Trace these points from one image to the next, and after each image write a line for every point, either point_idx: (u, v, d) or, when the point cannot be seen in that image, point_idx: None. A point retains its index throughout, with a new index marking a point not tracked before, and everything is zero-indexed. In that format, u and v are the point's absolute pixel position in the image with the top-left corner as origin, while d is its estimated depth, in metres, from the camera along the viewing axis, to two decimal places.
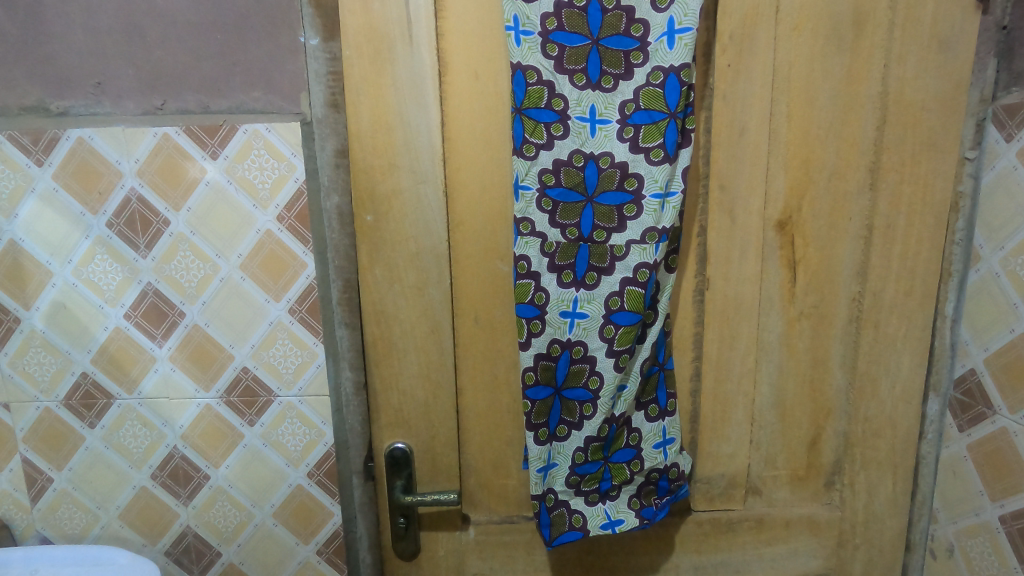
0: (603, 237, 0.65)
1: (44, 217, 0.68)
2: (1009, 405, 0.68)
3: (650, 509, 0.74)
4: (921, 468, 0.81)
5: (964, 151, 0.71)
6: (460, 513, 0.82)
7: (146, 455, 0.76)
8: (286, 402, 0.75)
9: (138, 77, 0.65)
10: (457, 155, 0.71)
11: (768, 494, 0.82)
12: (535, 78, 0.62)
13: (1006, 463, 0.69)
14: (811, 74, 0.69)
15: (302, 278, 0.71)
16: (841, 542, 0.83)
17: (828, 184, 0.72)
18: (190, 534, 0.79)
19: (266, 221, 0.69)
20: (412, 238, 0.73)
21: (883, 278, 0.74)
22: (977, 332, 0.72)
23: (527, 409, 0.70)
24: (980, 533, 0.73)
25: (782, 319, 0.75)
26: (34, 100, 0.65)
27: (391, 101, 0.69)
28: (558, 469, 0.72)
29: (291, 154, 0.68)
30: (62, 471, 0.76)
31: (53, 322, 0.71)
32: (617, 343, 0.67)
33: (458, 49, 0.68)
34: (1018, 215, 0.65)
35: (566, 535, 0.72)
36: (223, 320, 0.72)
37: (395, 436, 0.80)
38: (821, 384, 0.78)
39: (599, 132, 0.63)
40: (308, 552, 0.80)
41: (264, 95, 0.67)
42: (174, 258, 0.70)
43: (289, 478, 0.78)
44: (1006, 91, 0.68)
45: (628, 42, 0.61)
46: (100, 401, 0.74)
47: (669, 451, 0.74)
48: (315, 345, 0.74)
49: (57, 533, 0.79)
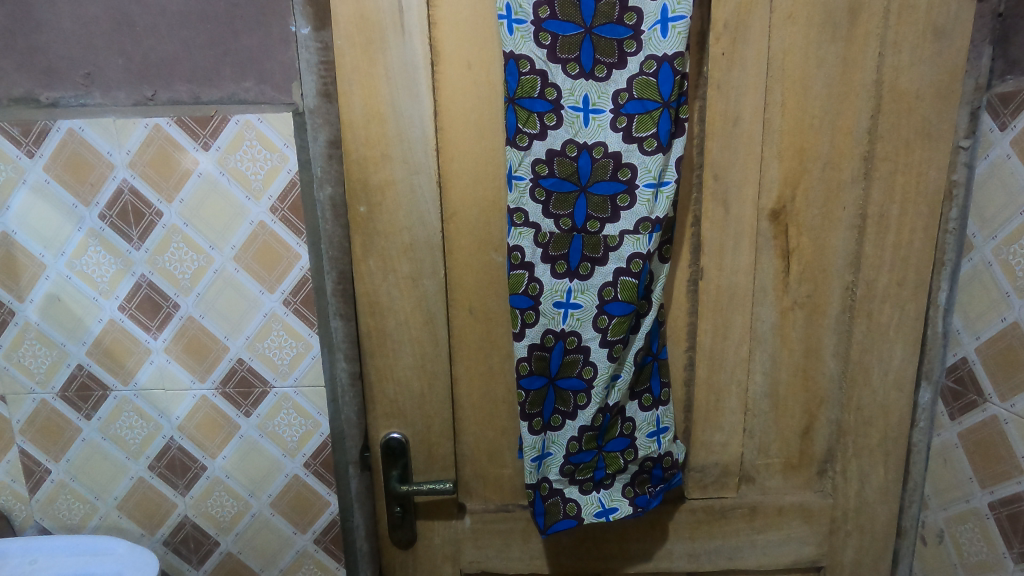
0: (596, 228, 0.65)
1: (36, 208, 0.68)
2: (999, 393, 0.69)
3: (645, 498, 0.75)
4: (913, 456, 0.81)
5: (958, 139, 0.71)
6: (456, 502, 0.83)
7: (144, 446, 0.77)
8: (282, 393, 0.75)
9: (128, 68, 0.65)
10: (450, 145, 0.71)
11: (761, 482, 0.82)
12: (528, 68, 0.62)
13: (996, 451, 0.70)
14: (805, 62, 0.68)
15: (295, 269, 0.71)
16: (833, 529, 0.84)
17: (822, 174, 0.72)
18: (189, 524, 0.80)
19: (259, 213, 0.69)
20: (406, 229, 0.73)
21: (876, 268, 0.74)
22: (969, 321, 0.72)
23: (521, 399, 0.70)
24: (970, 519, 0.74)
25: (775, 308, 0.76)
26: (23, 90, 0.65)
27: (383, 92, 0.69)
28: (552, 458, 0.72)
29: (283, 145, 0.67)
30: (59, 463, 0.77)
31: (48, 314, 0.71)
32: (611, 333, 0.67)
33: (450, 38, 0.68)
34: (1011, 204, 0.65)
35: (561, 523, 0.73)
36: (218, 311, 0.72)
37: (391, 426, 0.81)
38: (814, 373, 0.78)
39: (592, 122, 0.62)
40: (306, 541, 0.81)
41: (255, 85, 0.66)
42: (167, 250, 0.70)
43: (286, 469, 0.78)
44: (1001, 79, 0.67)
45: (621, 31, 0.60)
46: (96, 393, 0.75)
47: (663, 440, 0.74)
48: (310, 337, 0.73)
49: (56, 523, 0.79)
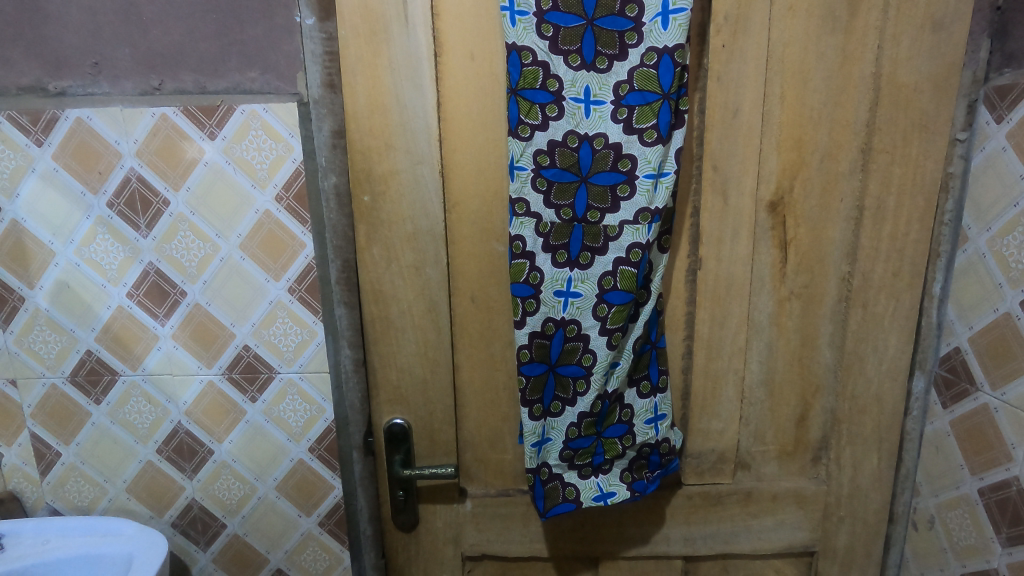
0: (596, 218, 0.66)
1: (44, 196, 0.69)
2: (991, 381, 0.70)
3: (642, 483, 0.76)
4: (906, 444, 0.83)
5: (955, 132, 0.72)
6: (457, 486, 0.85)
7: (152, 430, 0.78)
8: (287, 379, 0.77)
9: (135, 58, 0.66)
10: (452, 135, 0.72)
11: (756, 468, 0.84)
12: (530, 59, 0.62)
13: (986, 438, 0.71)
14: (804, 54, 0.69)
15: (301, 257, 0.72)
16: (826, 514, 0.86)
17: (820, 166, 0.73)
18: (196, 507, 0.82)
19: (265, 201, 0.70)
20: (409, 219, 0.74)
21: (873, 259, 0.75)
22: (963, 311, 0.74)
23: (522, 385, 0.72)
24: (959, 505, 0.76)
25: (772, 298, 0.77)
26: (31, 79, 0.66)
27: (387, 82, 0.69)
28: (552, 444, 0.74)
29: (288, 135, 0.68)
30: (69, 446, 0.79)
31: (57, 301, 0.73)
32: (610, 321, 0.68)
33: (452, 28, 0.68)
34: (1006, 196, 0.66)
35: (560, 506, 0.75)
36: (224, 298, 0.73)
37: (393, 412, 0.82)
38: (810, 362, 0.80)
39: (593, 113, 0.63)
40: (311, 523, 0.83)
41: (260, 75, 0.67)
42: (174, 238, 0.71)
43: (291, 453, 0.80)
44: (999, 72, 0.68)
45: (623, 23, 0.61)
46: (105, 378, 0.76)
47: (660, 426, 0.76)
48: (315, 324, 0.75)
49: (66, 505, 0.81)
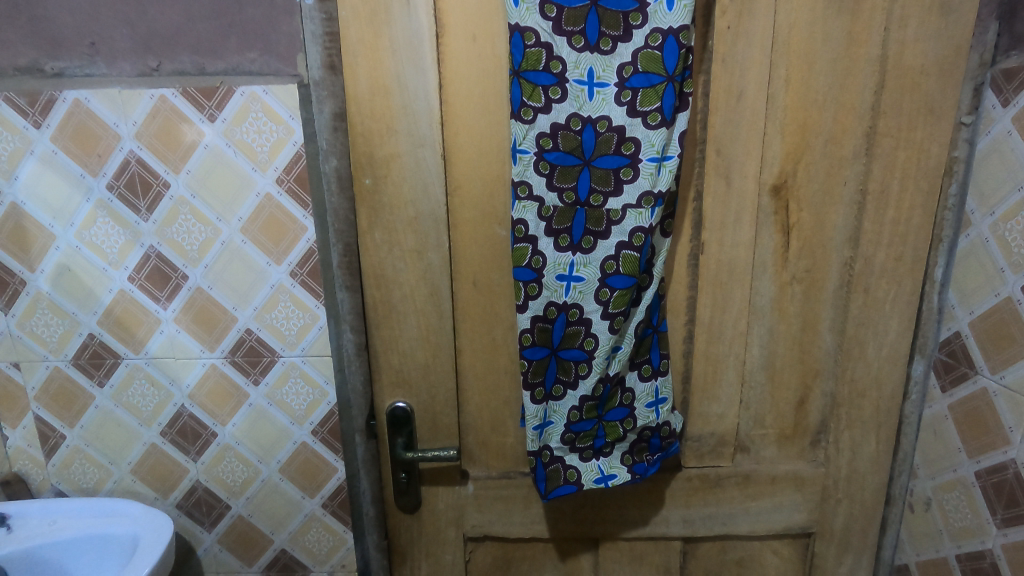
0: (599, 202, 0.66)
1: (43, 179, 0.69)
2: (991, 366, 0.71)
3: (642, 465, 0.77)
4: (904, 428, 0.83)
5: (961, 116, 0.71)
6: (460, 469, 0.86)
7: (156, 413, 0.79)
8: (289, 362, 0.77)
9: (132, 38, 0.65)
10: (454, 118, 0.71)
11: (756, 451, 0.85)
12: (533, 40, 0.62)
13: (984, 422, 0.72)
14: (811, 36, 0.68)
15: (302, 241, 0.72)
16: (824, 496, 0.87)
17: (824, 150, 0.72)
18: (201, 488, 0.82)
19: (266, 184, 0.70)
20: (411, 202, 0.74)
21: (875, 244, 0.75)
22: (964, 295, 0.74)
23: (523, 369, 0.72)
24: (956, 487, 0.77)
25: (774, 282, 0.77)
26: (28, 60, 0.65)
27: (388, 64, 0.69)
28: (553, 427, 0.74)
29: (289, 117, 0.68)
30: (74, 429, 0.79)
31: (59, 284, 0.73)
32: (612, 305, 0.68)
33: (454, 8, 0.67)
34: (1010, 180, 0.66)
35: (561, 488, 0.76)
36: (226, 282, 0.73)
37: (395, 396, 0.82)
38: (810, 347, 0.80)
39: (597, 95, 0.62)
40: (314, 505, 0.84)
41: (260, 57, 0.67)
42: (175, 222, 0.71)
43: (294, 436, 0.81)
44: (1006, 55, 0.67)
45: (627, 4, 0.60)
46: (108, 361, 0.76)
47: (661, 410, 0.77)
48: (316, 308, 0.75)
49: (72, 486, 0.82)
